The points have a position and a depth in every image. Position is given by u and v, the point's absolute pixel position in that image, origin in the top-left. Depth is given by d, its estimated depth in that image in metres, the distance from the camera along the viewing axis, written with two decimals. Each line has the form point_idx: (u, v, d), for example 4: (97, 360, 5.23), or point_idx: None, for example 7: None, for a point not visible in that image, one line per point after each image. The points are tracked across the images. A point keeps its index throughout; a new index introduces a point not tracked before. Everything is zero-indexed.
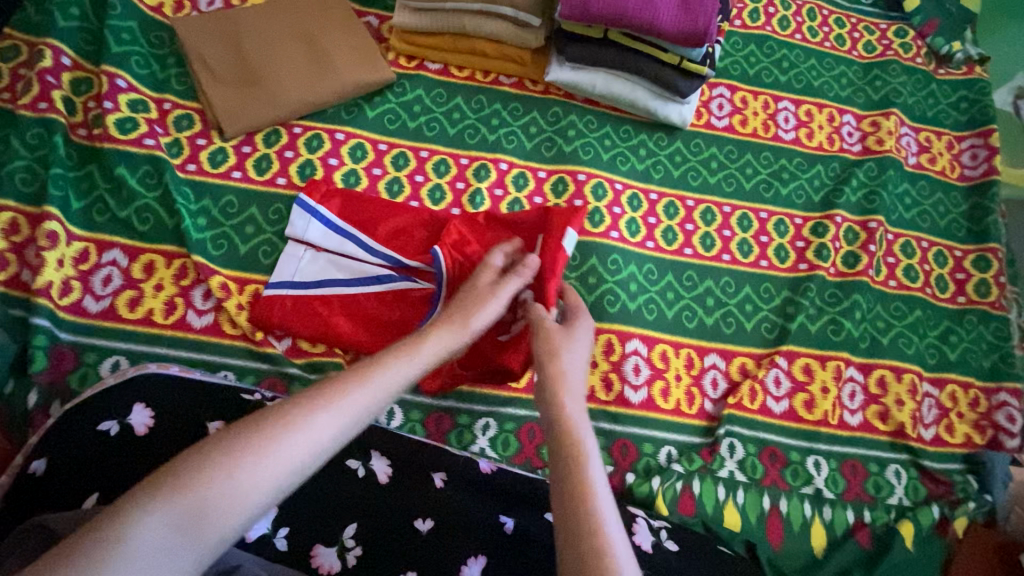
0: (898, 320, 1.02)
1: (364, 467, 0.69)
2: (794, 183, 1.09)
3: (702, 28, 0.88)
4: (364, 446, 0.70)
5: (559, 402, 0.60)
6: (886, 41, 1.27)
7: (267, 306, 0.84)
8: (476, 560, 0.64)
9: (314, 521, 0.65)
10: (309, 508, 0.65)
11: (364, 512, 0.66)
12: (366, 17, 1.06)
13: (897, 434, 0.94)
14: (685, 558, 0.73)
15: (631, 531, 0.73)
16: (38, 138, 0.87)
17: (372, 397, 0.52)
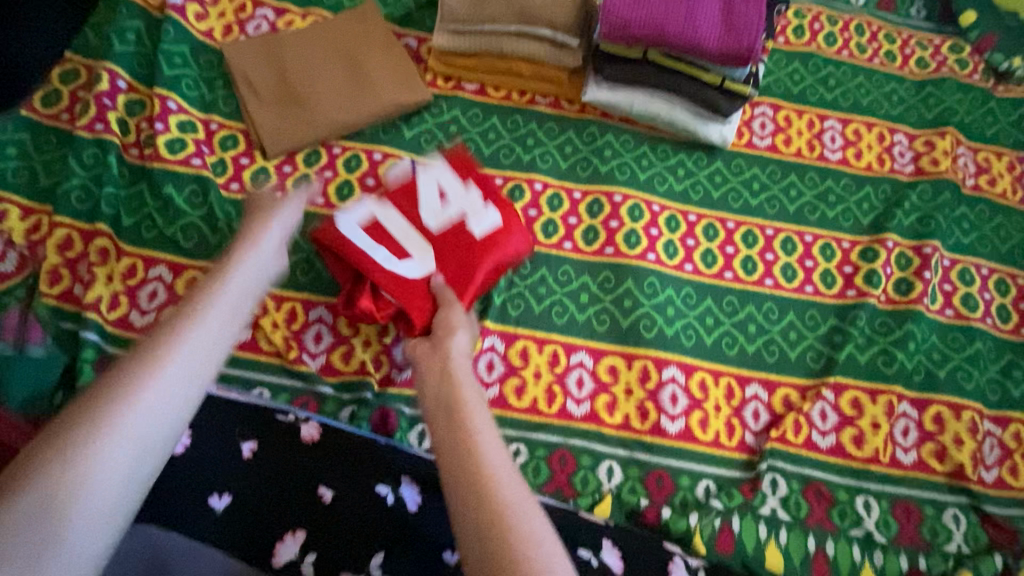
0: (956, 352, 0.96)
1: (393, 493, 0.68)
2: (842, 206, 1.05)
3: (747, 48, 0.85)
4: (393, 472, 0.70)
5: (454, 385, 0.64)
6: (940, 57, 1.21)
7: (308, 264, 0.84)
8: None
9: (341, 546, 0.63)
10: (337, 535, 0.64)
11: (394, 541, 0.64)
12: (405, 39, 1.07)
13: (955, 475, 0.88)
14: None
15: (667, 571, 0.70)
16: (93, 157, 0.91)
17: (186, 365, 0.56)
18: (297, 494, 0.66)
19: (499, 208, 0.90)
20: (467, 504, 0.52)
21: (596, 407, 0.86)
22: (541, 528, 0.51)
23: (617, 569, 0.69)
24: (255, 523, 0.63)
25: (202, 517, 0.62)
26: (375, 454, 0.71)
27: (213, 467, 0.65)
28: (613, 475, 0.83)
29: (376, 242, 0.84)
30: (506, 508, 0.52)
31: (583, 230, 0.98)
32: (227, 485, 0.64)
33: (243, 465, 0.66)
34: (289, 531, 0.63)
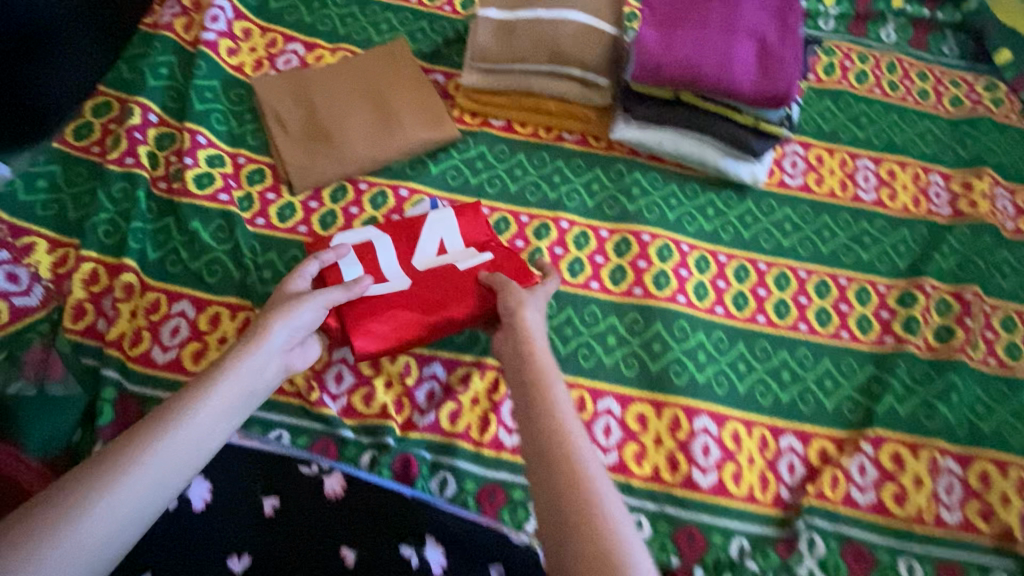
0: (1002, 405, 0.91)
1: (417, 556, 0.65)
2: (877, 248, 1.02)
3: (782, 91, 0.84)
4: (416, 533, 0.66)
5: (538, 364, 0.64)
6: (974, 96, 1.19)
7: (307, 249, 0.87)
8: None
9: None
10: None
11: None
12: (433, 75, 1.07)
13: (1004, 538, 0.83)
14: None
15: None
16: (123, 192, 0.91)
17: (212, 417, 0.59)
18: (318, 553, 0.64)
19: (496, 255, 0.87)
20: (556, 496, 0.53)
21: (624, 456, 0.83)
22: (620, 516, 0.52)
23: None
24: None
25: None
26: (398, 512, 0.67)
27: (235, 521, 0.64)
28: (642, 530, 0.79)
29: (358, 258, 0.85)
30: (591, 505, 0.52)
31: (611, 269, 0.96)
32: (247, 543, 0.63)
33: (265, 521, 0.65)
34: None
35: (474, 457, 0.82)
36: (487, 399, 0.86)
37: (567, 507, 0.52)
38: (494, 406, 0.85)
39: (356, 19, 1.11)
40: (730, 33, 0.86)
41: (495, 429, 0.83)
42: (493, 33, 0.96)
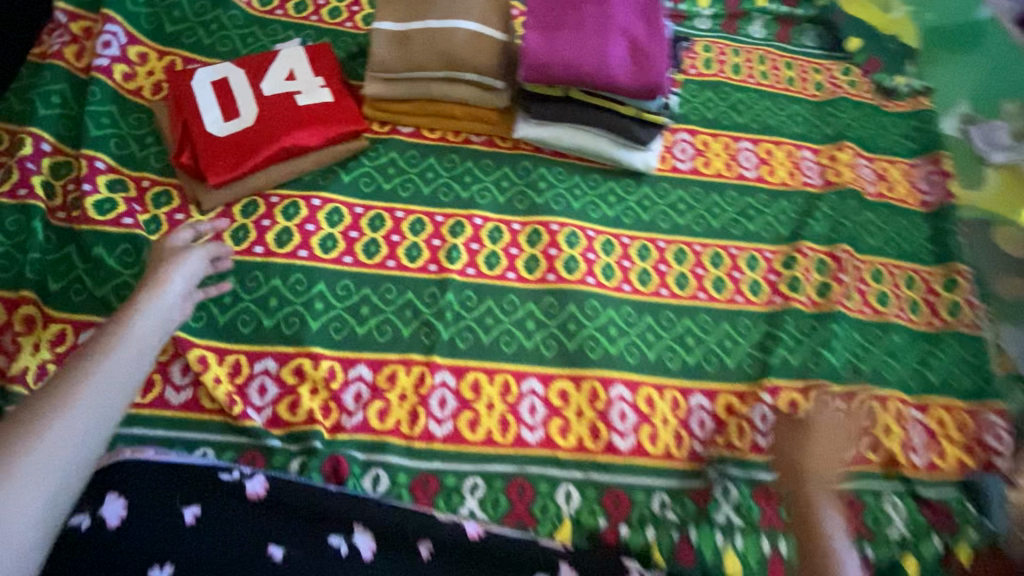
0: (879, 346, 1.03)
1: (346, 544, 0.67)
2: (761, 219, 1.13)
3: (655, 82, 0.94)
4: (346, 522, 0.68)
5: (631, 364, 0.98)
6: (834, 80, 1.34)
7: (178, 90, 0.99)
8: None
9: None
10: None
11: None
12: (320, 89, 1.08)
13: (889, 463, 0.93)
14: None
15: None
16: (17, 224, 0.88)
17: (77, 437, 0.63)
18: (245, 555, 0.63)
19: (339, 96, 1.03)
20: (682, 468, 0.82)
21: (550, 432, 0.88)
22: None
23: None
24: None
25: None
26: (326, 505, 0.69)
27: (153, 535, 0.63)
28: (572, 500, 0.84)
29: (215, 97, 0.99)
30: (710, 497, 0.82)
31: (525, 259, 1.01)
32: (169, 554, 0.61)
33: (184, 531, 0.63)
34: None
35: (405, 450, 0.84)
36: (414, 393, 0.88)
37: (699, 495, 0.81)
38: (422, 399, 0.88)
39: (257, 38, 1.13)
40: (603, 31, 0.96)
41: (423, 421, 0.86)
42: (390, 44, 1.01)
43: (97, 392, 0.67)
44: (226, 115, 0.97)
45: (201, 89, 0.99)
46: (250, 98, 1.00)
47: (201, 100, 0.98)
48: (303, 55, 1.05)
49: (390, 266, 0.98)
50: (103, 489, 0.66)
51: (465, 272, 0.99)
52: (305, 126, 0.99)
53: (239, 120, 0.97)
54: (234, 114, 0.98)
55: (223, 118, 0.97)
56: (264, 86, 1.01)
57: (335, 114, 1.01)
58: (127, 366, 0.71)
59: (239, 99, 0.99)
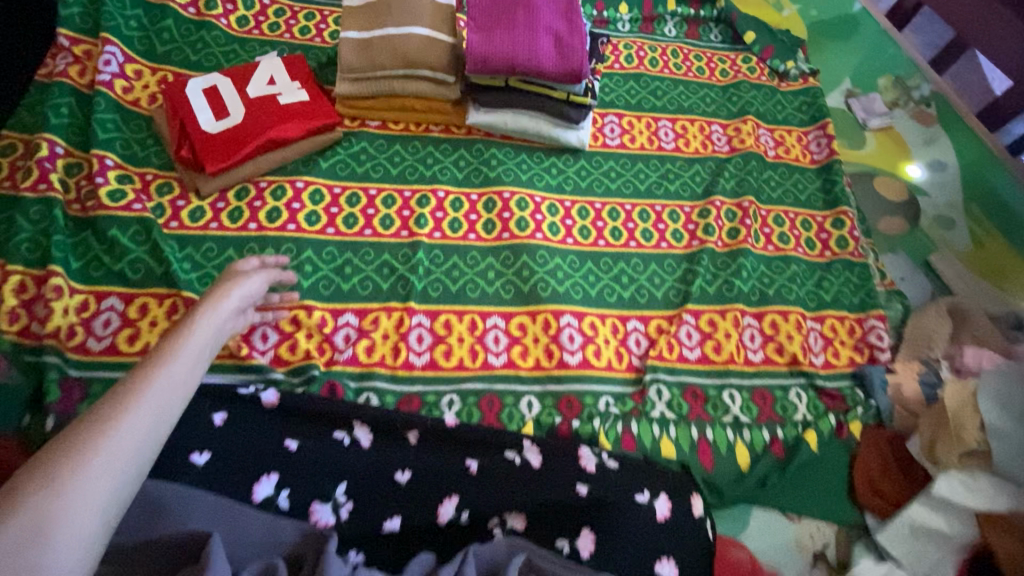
0: (780, 275, 1.24)
1: (349, 437, 0.85)
2: (679, 181, 1.34)
3: (577, 67, 1.16)
4: (347, 421, 0.86)
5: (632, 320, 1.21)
6: (736, 67, 1.59)
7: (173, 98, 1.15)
8: (452, 498, 0.81)
9: (311, 481, 0.79)
10: (307, 473, 0.79)
11: (353, 473, 0.81)
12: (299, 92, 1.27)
13: (793, 363, 1.13)
14: (624, 470, 0.88)
15: (577, 456, 0.88)
16: (40, 214, 1.02)
17: (138, 441, 0.62)
18: (268, 443, 0.80)
19: (315, 96, 1.21)
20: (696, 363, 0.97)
21: (512, 356, 1.05)
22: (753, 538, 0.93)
23: (537, 463, 0.86)
24: (232, 467, 0.77)
25: (185, 471, 0.75)
26: (331, 409, 0.86)
27: (188, 430, 0.78)
28: (534, 407, 1.01)
29: (207, 101, 1.15)
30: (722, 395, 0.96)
31: (483, 223, 1.19)
32: (205, 443, 0.77)
33: (216, 429, 0.79)
34: (264, 474, 0.77)
35: (390, 378, 1.00)
36: (395, 333, 1.05)
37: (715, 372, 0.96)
38: (402, 337, 1.04)
39: (238, 54, 1.30)
40: (532, 30, 1.17)
41: (404, 354, 1.03)
42: (355, 50, 1.20)
43: (156, 397, 0.66)
44: (219, 116, 1.14)
45: (194, 95, 1.15)
46: (238, 101, 1.17)
47: (195, 104, 1.14)
48: (281, 64, 1.23)
49: (367, 234, 1.14)
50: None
51: (433, 235, 1.16)
52: (288, 122, 1.16)
53: (230, 119, 1.14)
54: (224, 115, 1.14)
55: (216, 118, 1.14)
56: (250, 91, 1.18)
57: (313, 112, 1.19)
58: (186, 375, 0.70)
59: (228, 103, 1.16)
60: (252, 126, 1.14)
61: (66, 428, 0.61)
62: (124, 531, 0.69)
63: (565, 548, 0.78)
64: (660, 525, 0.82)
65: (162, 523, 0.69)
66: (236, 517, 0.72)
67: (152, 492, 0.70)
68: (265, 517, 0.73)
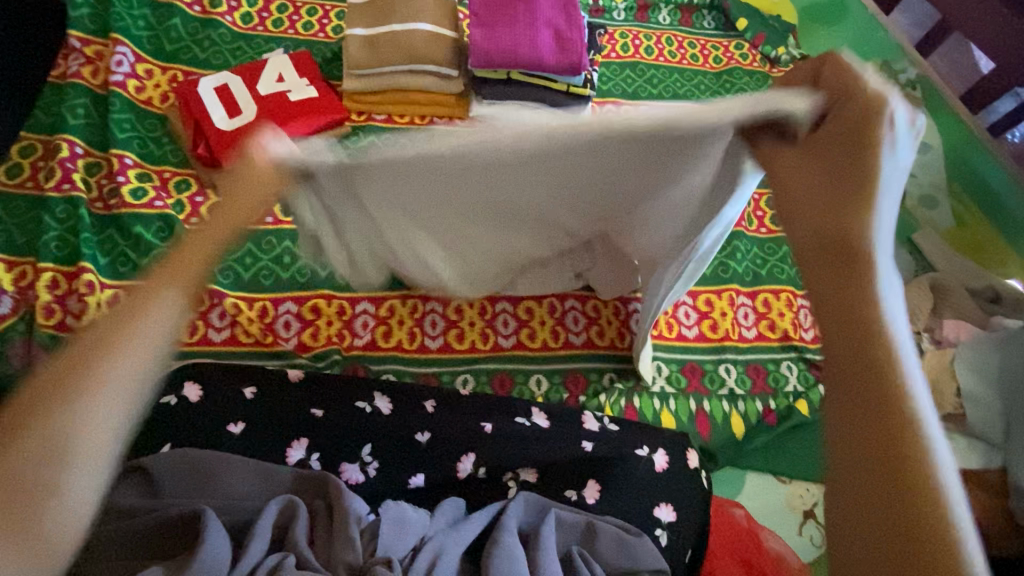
0: (773, 256, 1.30)
1: (370, 405, 0.91)
2: None
3: (576, 60, 1.20)
4: (368, 392, 0.93)
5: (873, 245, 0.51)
6: (729, 54, 1.62)
7: (188, 98, 1.18)
8: (468, 456, 0.90)
9: (336, 444, 0.87)
10: (332, 437, 0.87)
11: (375, 436, 0.89)
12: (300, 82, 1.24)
13: (786, 339, 1.20)
14: (623, 432, 0.96)
15: (581, 420, 0.97)
16: (66, 212, 1.07)
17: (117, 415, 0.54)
18: (292, 415, 0.87)
19: (321, 90, 1.25)
20: (855, 281, 0.50)
21: (521, 337, 1.12)
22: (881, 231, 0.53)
23: (546, 425, 0.95)
24: (263, 439, 0.84)
25: (221, 439, 0.82)
26: (355, 383, 0.93)
27: (223, 403, 0.85)
28: (542, 384, 1.08)
29: (219, 100, 1.19)
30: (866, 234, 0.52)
31: None
32: (238, 415, 0.85)
33: (247, 402, 0.86)
34: (295, 439, 0.85)
35: (406, 360, 1.07)
36: (410, 319, 1.10)
37: (830, 205, 0.55)
38: (417, 322, 1.10)
39: (244, 51, 1.33)
40: (534, 25, 1.21)
41: (420, 339, 1.09)
42: (361, 46, 1.23)
43: (121, 373, 0.55)
44: (232, 114, 1.18)
45: (208, 94, 1.19)
46: (249, 98, 1.20)
47: (209, 104, 1.18)
48: (289, 61, 1.26)
49: None
50: (181, 378, 0.87)
51: None
52: (297, 116, 1.20)
53: (243, 118, 1.18)
54: (238, 114, 1.18)
55: (231, 116, 1.18)
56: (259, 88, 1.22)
57: (319, 105, 1.22)
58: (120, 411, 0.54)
59: (240, 99, 1.20)
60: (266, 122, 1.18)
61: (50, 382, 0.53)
62: (173, 494, 0.76)
63: (573, 497, 0.87)
64: (658, 474, 0.91)
65: (210, 485, 0.77)
66: (268, 475, 0.79)
67: (195, 458, 0.78)
68: (295, 473, 0.81)
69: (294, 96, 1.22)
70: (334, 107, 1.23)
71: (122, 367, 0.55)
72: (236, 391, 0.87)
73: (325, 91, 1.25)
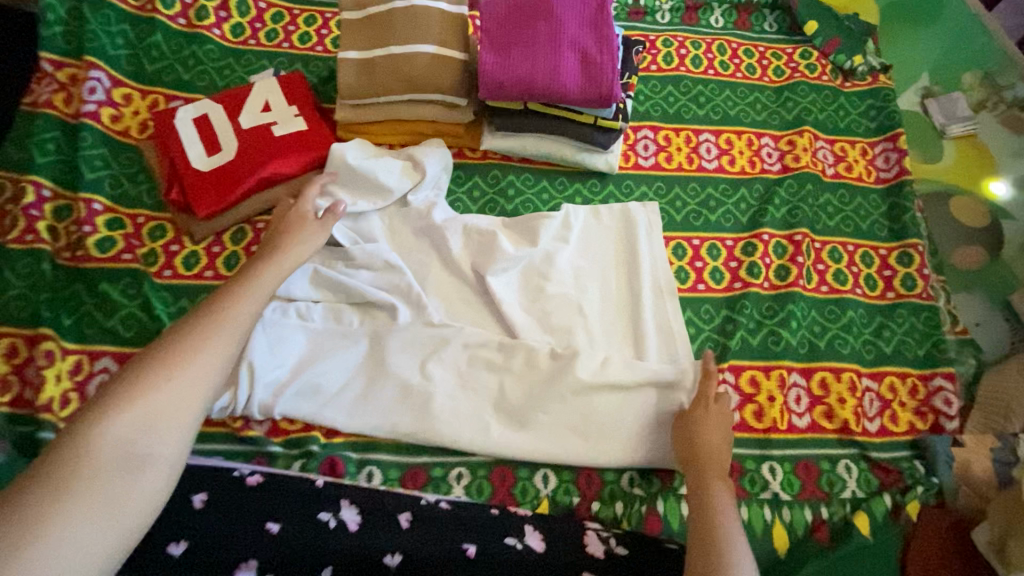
0: (834, 322, 1.10)
1: (335, 518, 0.80)
2: (722, 209, 1.19)
3: (606, 91, 1.01)
4: (334, 500, 0.82)
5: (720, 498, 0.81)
6: (793, 64, 1.37)
7: (163, 130, 1.05)
8: None
9: (295, 563, 0.74)
10: (287, 557, 0.75)
11: (339, 556, 0.76)
12: (288, 112, 1.09)
13: (844, 431, 1.01)
14: (635, 558, 0.81)
15: (583, 542, 0.82)
16: (28, 266, 0.97)
17: (173, 398, 0.68)
18: (243, 530, 0.76)
19: (312, 122, 1.10)
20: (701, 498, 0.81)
21: None
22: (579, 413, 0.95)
23: (540, 548, 0.81)
24: (212, 557, 0.73)
25: (162, 563, 0.72)
26: (316, 489, 0.83)
27: (168, 518, 0.75)
28: (549, 482, 0.93)
29: (198, 134, 1.06)
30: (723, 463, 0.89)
31: None
32: (182, 532, 0.74)
33: (194, 513, 0.76)
34: (244, 558, 0.73)
35: (395, 448, 0.94)
36: None
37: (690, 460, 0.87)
38: None
39: (233, 70, 1.19)
40: (556, 47, 1.02)
41: None
42: (355, 71, 1.07)
43: (205, 362, 0.72)
44: (211, 151, 1.05)
45: (184, 125, 1.06)
46: (231, 132, 1.07)
47: (185, 139, 1.04)
48: (277, 85, 1.11)
49: None
50: None
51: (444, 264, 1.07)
52: (284, 153, 1.06)
53: (223, 157, 1.05)
54: (218, 151, 1.05)
55: (209, 154, 1.04)
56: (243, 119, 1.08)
57: (309, 141, 1.08)
58: (188, 383, 0.70)
59: (221, 132, 1.07)
60: (247, 162, 1.04)
61: (157, 363, 0.69)
62: None
63: None
64: None
65: None
66: None
67: None
68: None
69: (281, 128, 1.08)
70: (327, 142, 1.09)
71: (235, 323, 0.78)
72: (185, 500, 0.77)
73: (319, 123, 1.10)
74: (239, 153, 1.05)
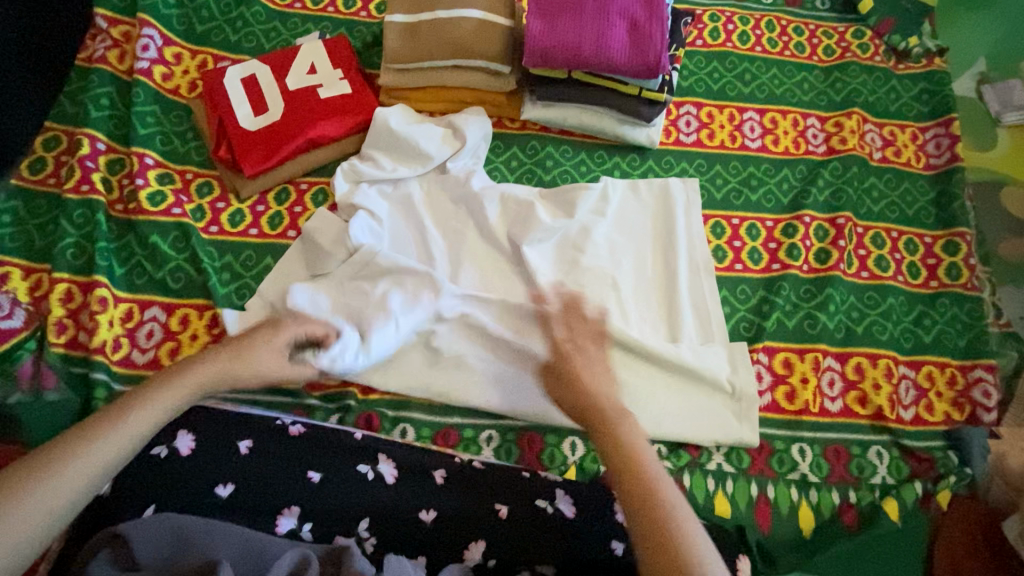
0: (872, 309, 1.08)
1: (373, 470, 0.83)
2: (763, 189, 1.17)
3: (653, 60, 1.00)
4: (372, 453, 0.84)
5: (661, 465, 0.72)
6: (844, 43, 1.32)
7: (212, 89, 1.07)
8: (477, 543, 0.79)
9: (332, 515, 0.79)
10: (327, 507, 0.79)
11: (375, 510, 0.80)
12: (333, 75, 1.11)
13: (877, 417, 1.00)
14: None
15: (613, 510, 0.83)
16: (84, 216, 1.01)
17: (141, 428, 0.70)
18: (288, 479, 0.80)
19: (357, 85, 1.11)
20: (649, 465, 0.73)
21: None
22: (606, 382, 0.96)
23: (570, 513, 0.82)
24: (257, 503, 0.77)
25: (211, 504, 0.77)
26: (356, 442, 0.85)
27: (216, 463, 0.79)
28: (577, 449, 0.95)
29: (246, 95, 1.08)
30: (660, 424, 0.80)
31: None
32: (229, 476, 0.79)
33: (241, 460, 0.80)
34: (286, 506, 0.78)
35: (428, 408, 0.96)
36: None
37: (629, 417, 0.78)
38: None
39: (279, 32, 1.20)
40: (603, 15, 1.01)
41: None
42: (401, 35, 1.08)
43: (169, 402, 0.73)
44: (258, 112, 1.07)
45: (233, 85, 1.08)
46: (277, 93, 1.08)
47: (234, 99, 1.07)
48: (322, 48, 1.12)
49: None
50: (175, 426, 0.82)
51: None
52: (328, 116, 1.08)
53: (270, 118, 1.07)
54: (265, 112, 1.07)
55: (256, 115, 1.06)
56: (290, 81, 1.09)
57: (353, 105, 1.09)
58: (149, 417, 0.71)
59: (268, 94, 1.08)
60: (292, 123, 1.06)
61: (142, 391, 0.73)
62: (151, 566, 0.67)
63: None
64: None
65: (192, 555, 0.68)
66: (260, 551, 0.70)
67: (174, 523, 0.70)
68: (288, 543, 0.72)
69: (326, 91, 1.09)
70: (371, 107, 1.10)
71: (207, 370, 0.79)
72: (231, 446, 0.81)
73: (363, 87, 1.11)
74: (285, 114, 1.07)
